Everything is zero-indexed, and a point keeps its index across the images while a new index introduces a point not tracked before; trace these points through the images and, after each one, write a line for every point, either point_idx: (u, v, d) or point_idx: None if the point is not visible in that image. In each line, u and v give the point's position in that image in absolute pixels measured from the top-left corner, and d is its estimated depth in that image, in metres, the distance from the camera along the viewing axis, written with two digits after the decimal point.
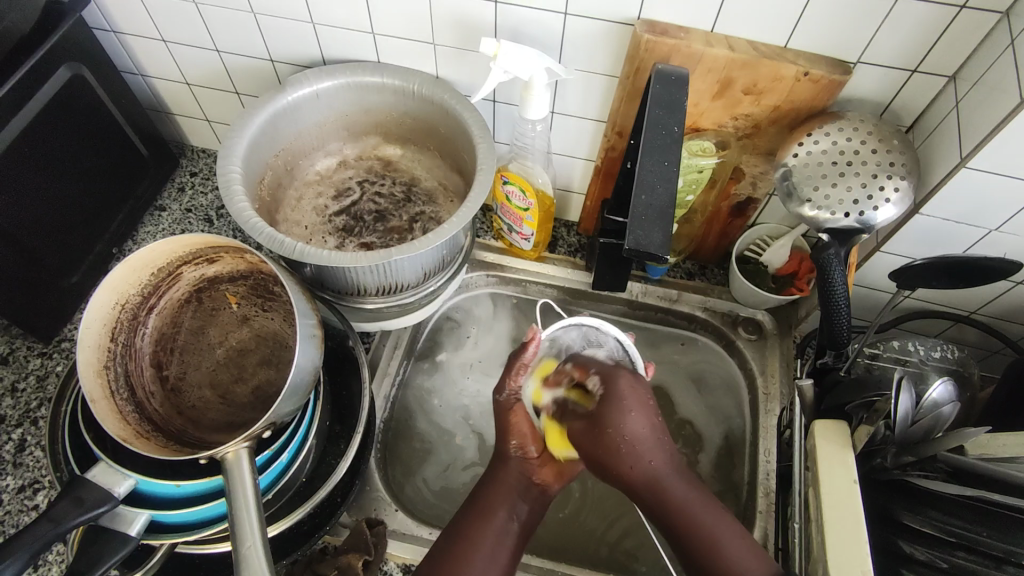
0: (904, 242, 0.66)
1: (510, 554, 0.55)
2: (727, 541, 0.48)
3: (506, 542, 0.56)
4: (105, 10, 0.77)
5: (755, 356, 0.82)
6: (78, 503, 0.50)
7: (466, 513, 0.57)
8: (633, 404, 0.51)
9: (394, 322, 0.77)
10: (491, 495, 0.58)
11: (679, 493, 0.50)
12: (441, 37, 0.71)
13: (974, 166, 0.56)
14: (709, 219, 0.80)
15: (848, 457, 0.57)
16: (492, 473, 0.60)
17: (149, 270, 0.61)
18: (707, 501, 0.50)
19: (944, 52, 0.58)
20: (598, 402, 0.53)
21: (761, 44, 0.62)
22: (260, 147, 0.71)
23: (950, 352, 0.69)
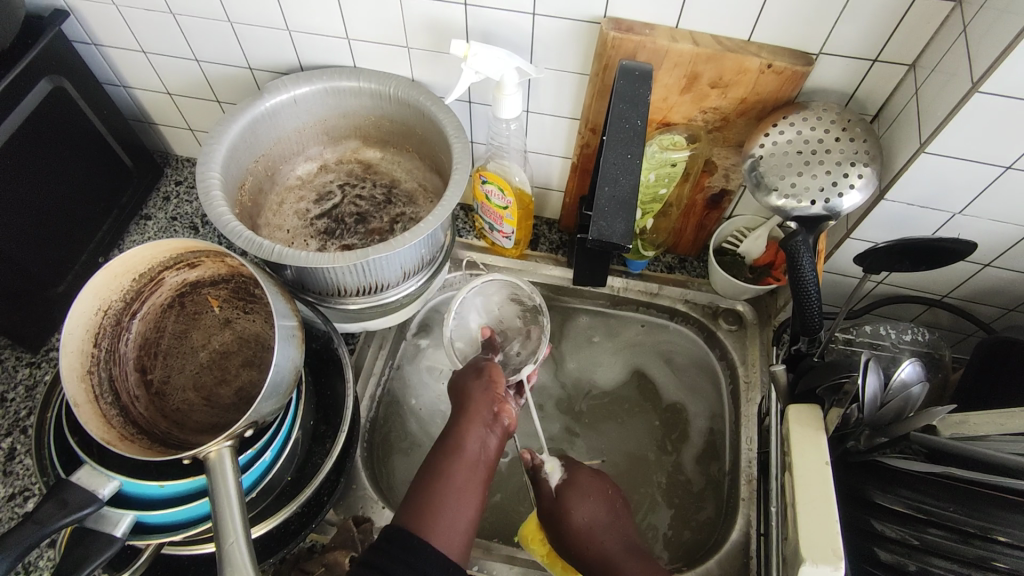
0: (872, 228, 0.67)
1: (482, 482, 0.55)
2: None
3: (479, 473, 0.55)
4: (84, 23, 0.79)
5: (736, 346, 0.83)
6: (62, 505, 0.51)
7: (437, 455, 0.55)
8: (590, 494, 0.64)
9: (377, 321, 0.78)
10: (459, 427, 0.57)
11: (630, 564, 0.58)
12: (414, 41, 0.72)
13: (933, 150, 0.57)
14: (685, 212, 0.82)
15: (820, 439, 0.59)
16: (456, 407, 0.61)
17: (130, 275, 0.62)
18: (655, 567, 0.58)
19: (902, 42, 0.59)
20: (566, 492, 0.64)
21: (725, 38, 0.63)
22: (240, 153, 0.72)
23: (921, 335, 0.70)
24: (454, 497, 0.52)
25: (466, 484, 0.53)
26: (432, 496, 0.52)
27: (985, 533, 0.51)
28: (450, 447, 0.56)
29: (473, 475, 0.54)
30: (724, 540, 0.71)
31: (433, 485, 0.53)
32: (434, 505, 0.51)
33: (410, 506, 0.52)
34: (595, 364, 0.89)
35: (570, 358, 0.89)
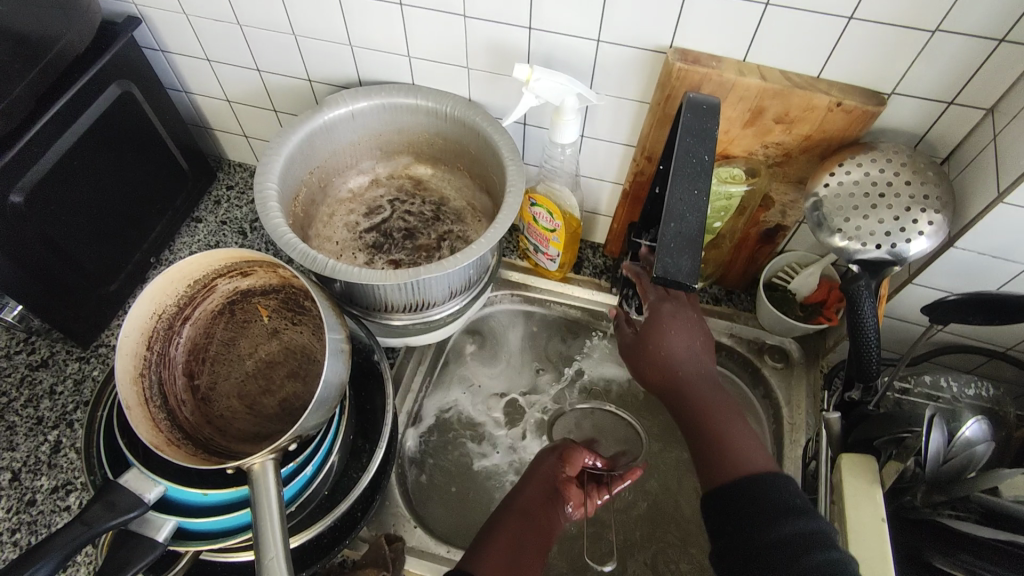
0: (937, 274, 0.65)
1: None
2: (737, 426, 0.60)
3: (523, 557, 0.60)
4: (155, 30, 0.81)
5: (781, 385, 0.81)
6: (109, 507, 0.51)
7: (500, 517, 0.64)
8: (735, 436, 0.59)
9: (420, 339, 0.78)
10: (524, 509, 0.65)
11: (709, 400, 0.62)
12: (475, 61, 0.72)
13: (1011, 201, 0.55)
14: (737, 245, 0.80)
15: (875, 493, 0.57)
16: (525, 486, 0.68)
17: (186, 281, 0.63)
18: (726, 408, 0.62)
19: (981, 86, 0.57)
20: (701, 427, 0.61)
21: (794, 74, 0.62)
22: (297, 164, 0.73)
23: (985, 390, 0.67)
24: (503, 551, 0.59)
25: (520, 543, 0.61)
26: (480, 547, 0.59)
27: None
28: (520, 510, 0.65)
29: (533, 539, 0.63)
30: None
31: (491, 546, 0.59)
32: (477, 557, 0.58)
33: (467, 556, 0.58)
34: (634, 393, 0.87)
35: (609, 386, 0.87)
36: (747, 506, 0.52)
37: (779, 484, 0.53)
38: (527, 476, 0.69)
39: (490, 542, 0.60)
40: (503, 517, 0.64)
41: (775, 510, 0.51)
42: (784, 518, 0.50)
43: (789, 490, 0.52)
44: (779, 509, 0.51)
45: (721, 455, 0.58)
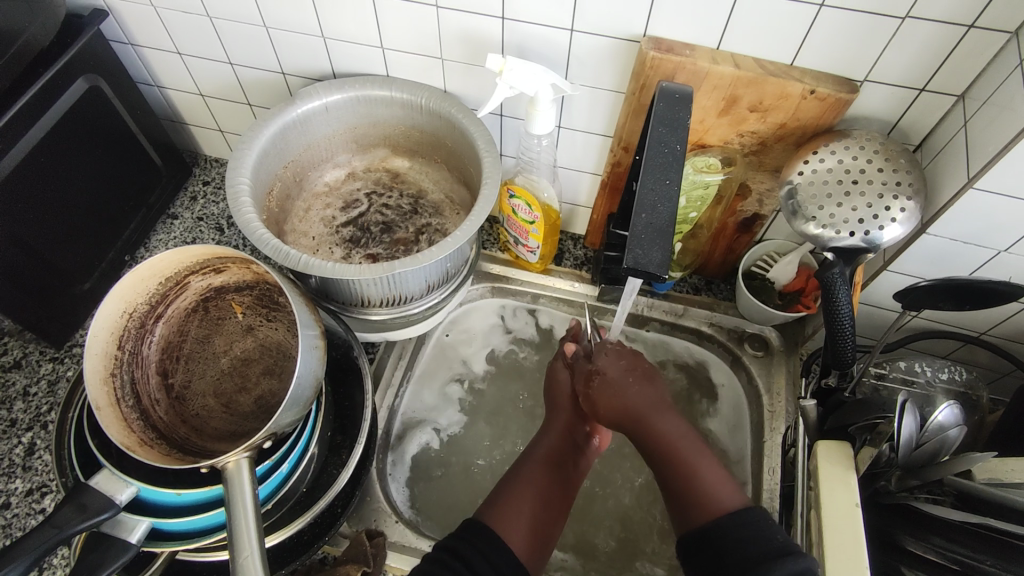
0: (911, 261, 0.65)
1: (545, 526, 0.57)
2: (705, 475, 0.52)
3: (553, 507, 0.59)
4: (123, 23, 0.79)
5: (760, 372, 0.81)
6: (80, 509, 0.50)
7: (520, 464, 0.62)
8: (708, 471, 0.53)
9: (398, 333, 0.77)
10: (545, 452, 0.64)
11: (672, 429, 0.55)
12: (449, 52, 0.71)
13: (982, 186, 0.55)
14: (715, 234, 0.80)
15: (850, 479, 0.57)
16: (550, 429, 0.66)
17: (157, 279, 0.62)
18: (684, 435, 0.55)
19: (951, 72, 0.58)
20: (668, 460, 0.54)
21: (768, 62, 0.62)
22: (270, 158, 0.72)
23: (958, 374, 0.68)
24: (529, 502, 0.58)
25: (546, 494, 0.59)
26: (506, 492, 0.58)
27: None
28: (545, 462, 0.63)
29: (558, 486, 0.61)
30: None
31: (512, 495, 0.58)
32: (504, 499, 0.57)
33: (496, 504, 0.57)
34: None
35: None
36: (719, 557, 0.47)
37: (753, 523, 0.48)
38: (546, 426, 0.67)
39: (511, 488, 0.59)
40: (526, 468, 0.62)
41: (751, 559, 0.45)
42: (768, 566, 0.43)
43: (771, 532, 0.47)
44: (751, 562, 0.45)
45: (685, 498, 0.52)
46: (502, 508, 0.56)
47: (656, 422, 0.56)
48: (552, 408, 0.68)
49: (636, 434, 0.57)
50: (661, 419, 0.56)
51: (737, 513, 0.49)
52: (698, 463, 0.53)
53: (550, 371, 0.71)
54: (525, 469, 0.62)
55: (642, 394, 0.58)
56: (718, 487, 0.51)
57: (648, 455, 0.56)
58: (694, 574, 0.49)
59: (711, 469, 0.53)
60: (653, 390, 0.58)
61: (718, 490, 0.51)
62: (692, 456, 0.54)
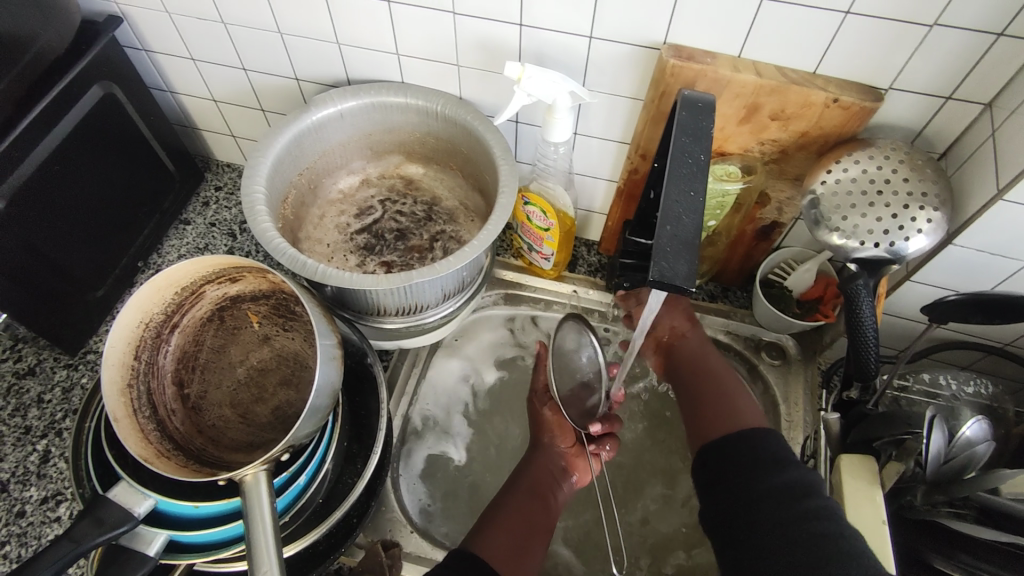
0: (935, 272, 0.64)
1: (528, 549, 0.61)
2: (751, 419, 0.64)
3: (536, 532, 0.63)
4: (137, 30, 0.79)
5: (778, 381, 0.80)
6: (98, 523, 0.50)
7: (504, 493, 0.66)
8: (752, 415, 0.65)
9: (414, 341, 0.77)
10: (526, 481, 0.68)
11: (718, 369, 0.73)
12: (465, 59, 0.71)
13: (1011, 198, 0.54)
14: (733, 242, 0.79)
15: (874, 494, 0.56)
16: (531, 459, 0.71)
17: (174, 289, 0.61)
18: (731, 378, 0.71)
19: (979, 81, 0.57)
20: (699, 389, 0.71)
21: (790, 69, 0.61)
22: (285, 166, 0.72)
23: (984, 387, 0.67)
24: (514, 527, 0.62)
25: (529, 518, 0.63)
26: (491, 518, 0.62)
27: None
28: (524, 492, 0.66)
29: (541, 512, 0.65)
30: None
31: (498, 522, 0.62)
32: (490, 523, 0.61)
33: (484, 529, 0.61)
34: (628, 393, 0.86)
35: None
36: (740, 454, 0.59)
37: (774, 449, 0.59)
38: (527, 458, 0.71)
39: (495, 513, 0.63)
40: (509, 496, 0.66)
41: (762, 461, 0.57)
42: (778, 472, 0.55)
43: (779, 448, 0.59)
44: (781, 492, 0.54)
45: (719, 426, 0.64)
46: (490, 533, 0.60)
47: (711, 359, 0.74)
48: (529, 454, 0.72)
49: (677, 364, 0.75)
50: (713, 359, 0.74)
51: (757, 437, 0.60)
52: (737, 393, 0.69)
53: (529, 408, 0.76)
54: (510, 499, 0.65)
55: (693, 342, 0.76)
56: (753, 419, 0.65)
57: (684, 377, 0.74)
58: (701, 480, 0.61)
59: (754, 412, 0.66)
60: (700, 334, 0.77)
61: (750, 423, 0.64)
62: (736, 398, 0.68)
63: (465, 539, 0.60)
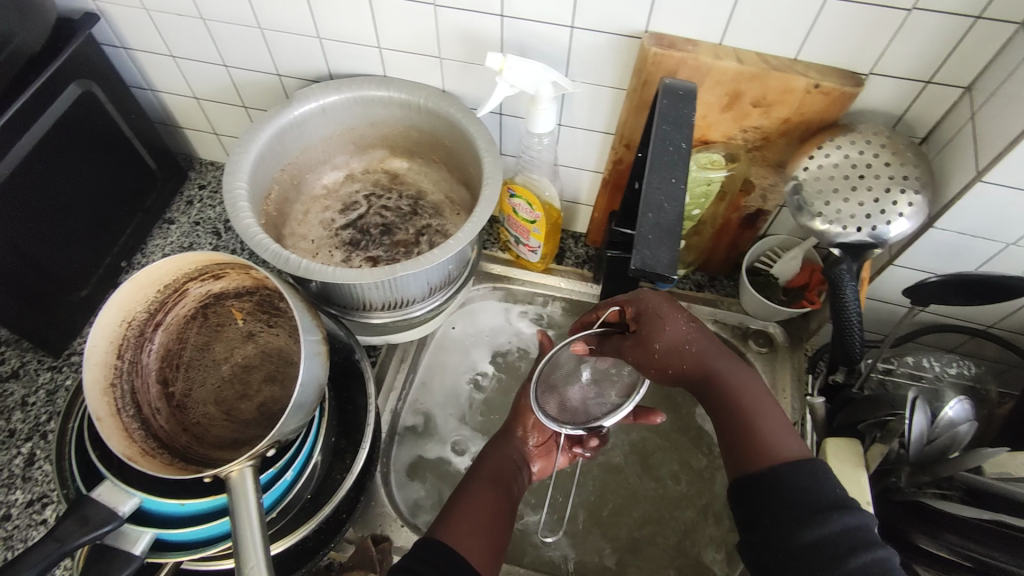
0: (918, 256, 0.65)
1: (493, 541, 0.57)
2: (774, 428, 0.53)
3: (499, 523, 0.59)
4: (115, 27, 0.78)
5: (765, 369, 0.80)
6: (83, 522, 0.50)
7: (467, 480, 0.62)
8: (776, 426, 0.54)
9: (401, 335, 0.76)
10: (488, 470, 0.64)
11: (733, 375, 0.57)
12: (447, 51, 0.70)
13: (990, 179, 0.54)
14: (718, 231, 0.79)
15: (860, 476, 0.57)
16: (495, 445, 0.68)
17: (156, 286, 0.61)
18: (753, 383, 0.57)
19: (958, 64, 0.57)
20: (724, 404, 0.56)
21: (771, 56, 0.61)
22: (268, 161, 0.71)
23: (966, 368, 0.68)
24: (477, 517, 0.57)
25: (495, 508, 0.59)
26: (456, 509, 0.58)
27: None
28: (488, 479, 0.62)
29: (503, 502, 0.61)
30: None
31: (462, 513, 0.57)
32: (454, 512, 0.58)
33: (449, 517, 0.57)
34: None
35: None
36: (768, 501, 0.49)
37: (810, 471, 0.49)
38: (491, 446, 0.68)
39: (459, 502, 0.59)
40: (473, 483, 0.62)
41: (802, 509, 0.47)
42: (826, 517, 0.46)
43: (827, 479, 0.49)
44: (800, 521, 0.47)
45: (748, 446, 0.53)
46: (456, 522, 0.56)
47: (720, 367, 0.56)
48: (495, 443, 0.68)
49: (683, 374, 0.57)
50: (724, 364, 0.57)
51: (795, 462, 0.50)
52: (765, 407, 0.55)
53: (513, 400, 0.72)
54: (476, 486, 0.61)
55: (704, 342, 0.57)
56: (784, 437, 0.53)
57: (690, 387, 0.58)
58: (742, 517, 0.51)
59: (780, 418, 0.55)
60: (706, 334, 0.58)
61: (783, 442, 0.52)
62: (758, 404, 0.55)
63: (431, 529, 0.56)
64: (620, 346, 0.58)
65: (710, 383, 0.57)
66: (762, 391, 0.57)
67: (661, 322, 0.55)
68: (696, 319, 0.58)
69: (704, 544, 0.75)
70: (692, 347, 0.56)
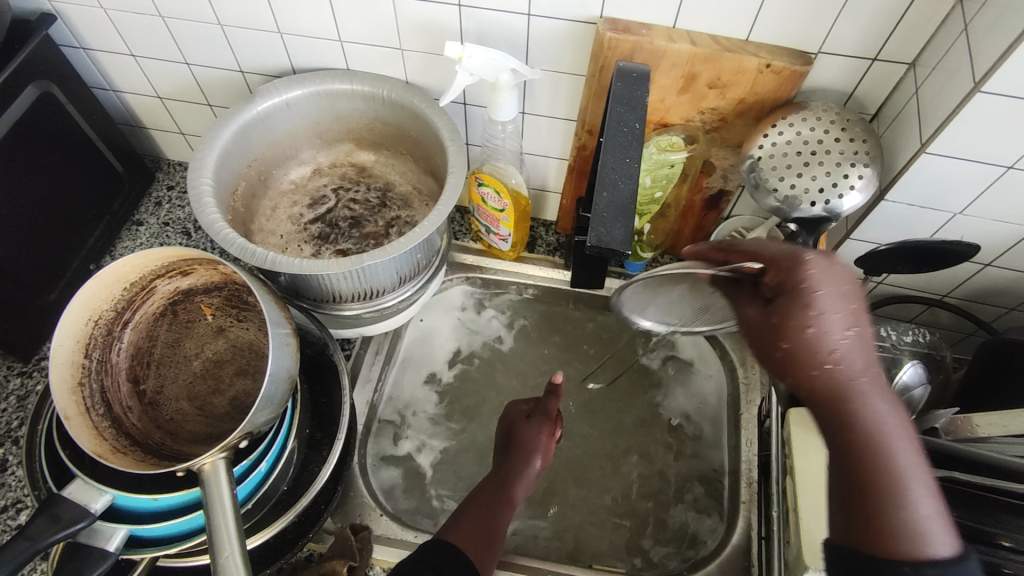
0: (871, 229, 0.67)
1: (491, 543, 0.58)
2: (924, 503, 0.43)
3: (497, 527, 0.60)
4: (72, 27, 0.77)
5: (735, 346, 0.83)
6: (54, 520, 0.49)
7: (473, 491, 0.64)
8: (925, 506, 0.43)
9: (373, 326, 0.77)
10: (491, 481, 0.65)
11: (887, 420, 0.44)
12: (408, 43, 0.71)
13: (934, 151, 0.56)
14: (683, 213, 0.81)
15: (821, 443, 0.58)
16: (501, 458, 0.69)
17: (122, 284, 0.61)
18: (908, 435, 0.45)
19: (901, 40, 0.59)
20: (862, 454, 0.44)
21: (723, 37, 0.63)
22: (232, 157, 0.71)
23: (922, 336, 0.70)
24: (476, 523, 0.59)
25: (494, 515, 0.60)
26: (461, 515, 0.60)
27: (987, 538, 0.51)
28: (490, 488, 0.64)
29: (504, 508, 0.62)
30: (726, 542, 0.71)
31: (464, 517, 0.59)
32: (458, 519, 0.60)
33: (453, 522, 0.59)
34: (591, 367, 0.88)
35: (568, 360, 0.89)
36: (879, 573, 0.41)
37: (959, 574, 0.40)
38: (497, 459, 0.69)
39: (463, 509, 0.61)
40: (476, 493, 0.63)
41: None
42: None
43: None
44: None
45: (881, 522, 0.42)
46: (459, 527, 0.58)
47: (861, 407, 0.44)
48: (503, 450, 0.69)
49: (812, 396, 0.45)
50: (868, 393, 0.45)
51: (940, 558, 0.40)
52: (919, 472, 0.44)
53: (504, 421, 0.73)
54: (479, 495, 0.63)
55: (868, 381, 0.45)
56: (937, 522, 0.42)
57: (809, 408, 0.46)
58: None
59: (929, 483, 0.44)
60: (867, 355, 0.45)
61: (931, 527, 0.42)
62: (910, 467, 0.43)
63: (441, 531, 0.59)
64: (756, 314, 0.47)
65: (851, 424, 0.44)
66: (914, 441, 0.45)
67: (808, 317, 0.44)
68: (863, 314, 0.45)
69: (680, 518, 0.77)
70: (836, 365, 0.44)
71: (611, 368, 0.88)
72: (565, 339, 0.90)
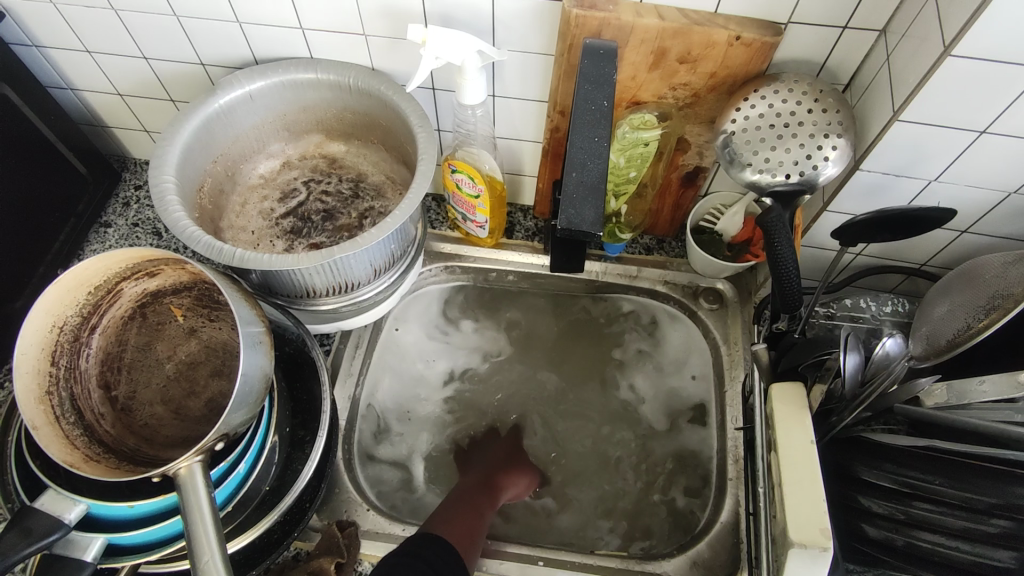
0: (847, 200, 0.66)
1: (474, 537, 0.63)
2: None
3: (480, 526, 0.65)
4: (22, 24, 0.75)
5: (717, 325, 0.83)
6: (26, 534, 0.48)
7: (459, 492, 0.70)
8: None
9: (352, 320, 0.76)
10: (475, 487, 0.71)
11: None
12: (372, 28, 0.69)
13: (906, 118, 0.56)
14: (661, 191, 0.80)
15: (805, 418, 0.58)
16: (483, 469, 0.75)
17: (86, 288, 0.59)
18: None
19: (871, 7, 0.58)
20: None
21: (691, 11, 0.61)
22: (196, 153, 0.69)
23: (901, 306, 0.71)
24: (463, 518, 0.64)
25: (477, 515, 0.66)
26: (448, 510, 0.65)
27: (968, 505, 0.53)
28: (474, 490, 0.70)
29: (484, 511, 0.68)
30: (715, 519, 0.72)
31: (452, 513, 0.65)
32: (446, 512, 0.65)
33: (443, 516, 0.64)
34: (575, 351, 0.88)
35: (552, 346, 0.88)
36: None
37: None
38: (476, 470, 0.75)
39: (449, 505, 0.66)
40: (462, 493, 0.69)
41: None
42: None
43: None
44: None
45: None
46: (448, 522, 0.63)
47: None
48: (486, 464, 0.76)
49: None
50: None
51: None
52: None
53: (486, 443, 0.81)
54: (467, 494, 0.69)
55: None
56: None
57: None
58: None
59: None
60: None
61: None
62: None
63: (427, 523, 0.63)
64: None
65: None
66: None
67: None
68: None
69: (668, 500, 0.77)
70: None
71: (595, 351, 0.88)
72: (548, 324, 0.89)
